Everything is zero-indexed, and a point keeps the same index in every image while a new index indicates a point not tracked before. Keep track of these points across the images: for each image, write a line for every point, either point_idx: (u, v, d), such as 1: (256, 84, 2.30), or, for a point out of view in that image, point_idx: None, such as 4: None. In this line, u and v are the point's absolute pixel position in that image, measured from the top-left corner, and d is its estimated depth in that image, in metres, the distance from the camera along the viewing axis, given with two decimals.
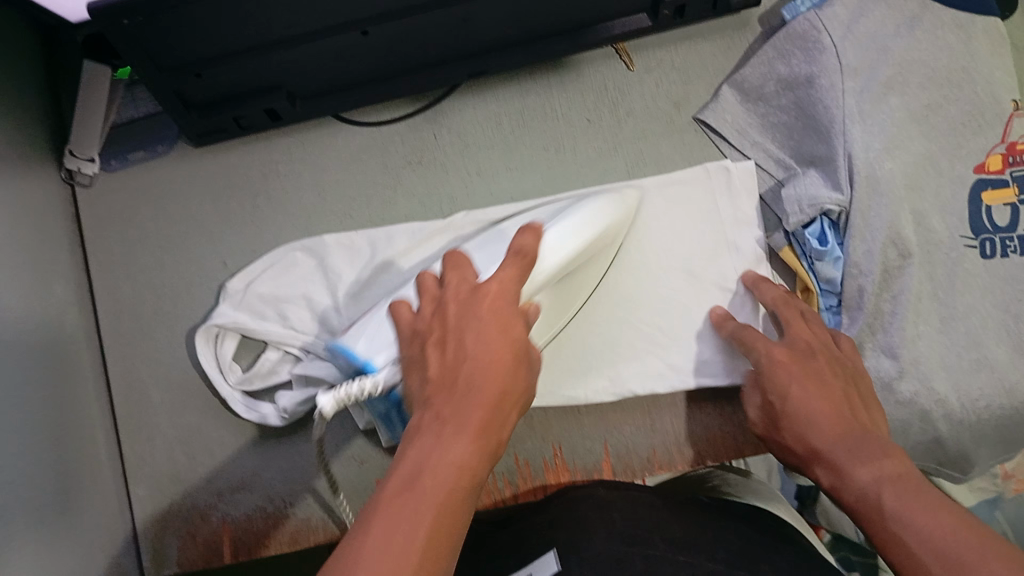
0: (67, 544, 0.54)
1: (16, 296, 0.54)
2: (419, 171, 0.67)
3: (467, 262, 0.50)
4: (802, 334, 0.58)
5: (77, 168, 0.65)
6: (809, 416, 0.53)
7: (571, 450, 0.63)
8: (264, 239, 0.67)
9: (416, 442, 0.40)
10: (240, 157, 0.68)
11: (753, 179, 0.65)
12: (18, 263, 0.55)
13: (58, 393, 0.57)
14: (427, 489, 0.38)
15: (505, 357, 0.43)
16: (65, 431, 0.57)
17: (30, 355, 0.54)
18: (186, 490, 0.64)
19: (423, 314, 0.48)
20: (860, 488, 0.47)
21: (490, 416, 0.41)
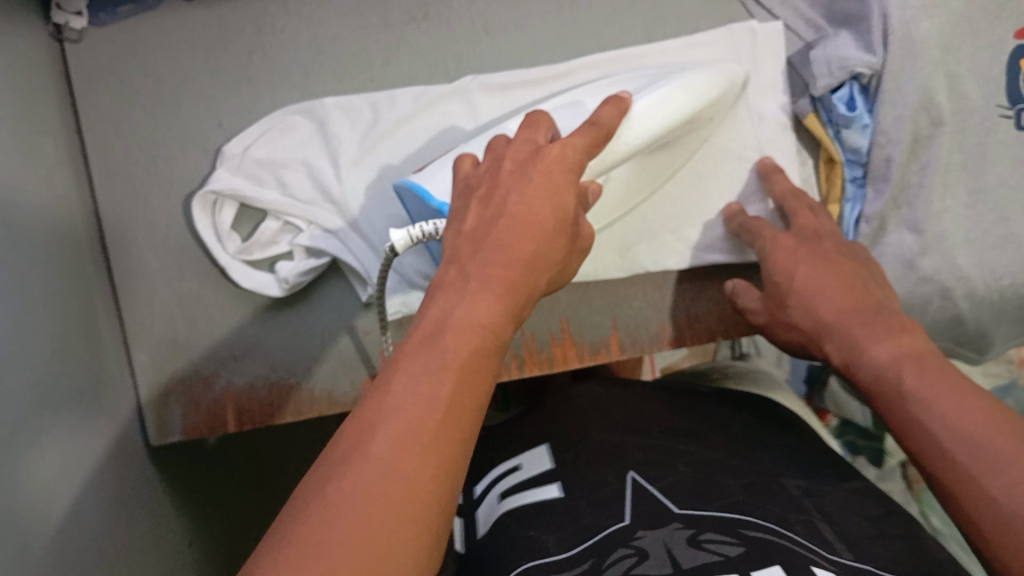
0: (70, 418, 0.53)
1: (4, 166, 0.51)
2: (425, 28, 0.63)
3: (543, 122, 0.48)
4: (807, 224, 0.57)
5: (65, 22, 0.61)
6: (818, 291, 0.53)
7: (579, 323, 0.62)
8: (259, 100, 0.63)
9: (441, 298, 0.41)
10: (235, 11, 0.63)
11: (780, 40, 0.60)
12: (4, 127, 0.52)
13: (55, 264, 0.56)
14: (449, 342, 0.38)
15: (542, 219, 0.44)
16: (63, 303, 0.55)
17: (22, 224, 0.52)
18: (187, 356, 0.63)
19: (481, 170, 0.48)
20: (879, 365, 0.47)
21: (514, 285, 0.42)
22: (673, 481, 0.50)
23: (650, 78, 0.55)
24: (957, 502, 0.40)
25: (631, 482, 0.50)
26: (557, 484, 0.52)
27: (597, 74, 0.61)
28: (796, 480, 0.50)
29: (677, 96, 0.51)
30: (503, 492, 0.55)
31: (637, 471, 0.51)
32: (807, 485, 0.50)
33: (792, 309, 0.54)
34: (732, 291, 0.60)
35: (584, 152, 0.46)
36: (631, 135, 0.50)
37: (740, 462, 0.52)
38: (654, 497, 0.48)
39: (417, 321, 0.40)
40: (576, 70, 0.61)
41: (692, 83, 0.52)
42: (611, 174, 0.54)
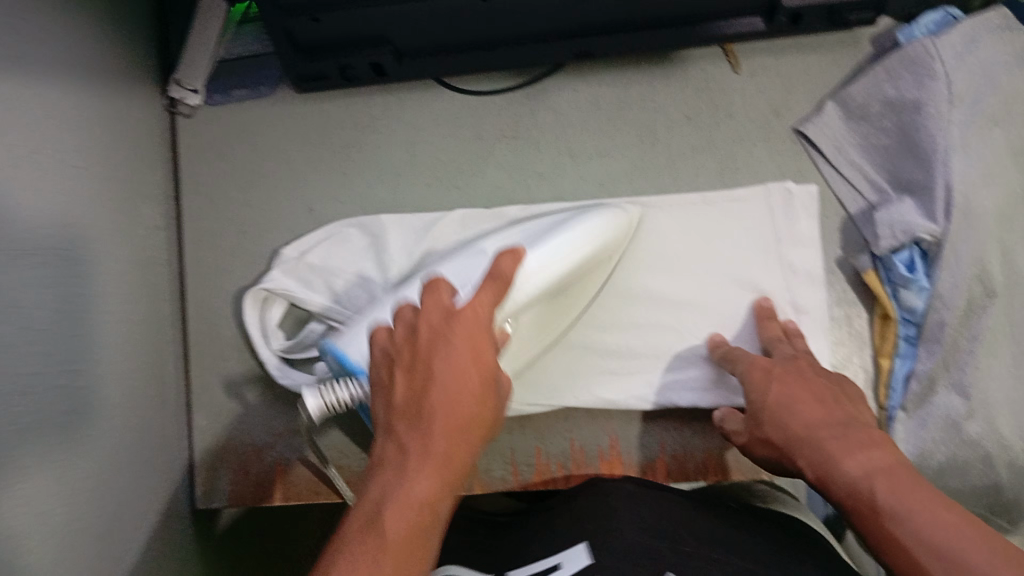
0: (130, 466, 0.55)
1: (100, 219, 0.55)
2: (512, 144, 0.66)
3: (445, 287, 0.47)
4: (785, 349, 0.57)
5: (180, 97, 0.67)
6: (792, 407, 0.52)
7: (627, 442, 0.63)
8: (350, 190, 0.67)
9: (380, 477, 0.42)
10: (338, 108, 0.68)
11: (813, 203, 0.63)
12: (107, 186, 0.57)
13: (137, 314, 0.59)
14: (388, 528, 0.40)
15: (470, 388, 0.43)
16: (138, 353, 0.59)
17: (113, 280, 0.56)
18: (244, 426, 0.66)
19: (396, 338, 0.46)
20: (851, 479, 0.45)
21: (456, 467, 0.42)
22: None
23: (541, 229, 0.58)
24: None
25: None
26: None
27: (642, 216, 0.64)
28: None
29: (568, 250, 0.55)
30: None
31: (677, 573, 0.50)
32: None
33: (766, 426, 0.52)
34: (721, 416, 0.58)
35: (490, 305, 0.47)
36: (529, 285, 0.53)
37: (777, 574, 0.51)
38: None
39: (356, 506, 0.42)
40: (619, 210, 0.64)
41: (590, 230, 0.56)
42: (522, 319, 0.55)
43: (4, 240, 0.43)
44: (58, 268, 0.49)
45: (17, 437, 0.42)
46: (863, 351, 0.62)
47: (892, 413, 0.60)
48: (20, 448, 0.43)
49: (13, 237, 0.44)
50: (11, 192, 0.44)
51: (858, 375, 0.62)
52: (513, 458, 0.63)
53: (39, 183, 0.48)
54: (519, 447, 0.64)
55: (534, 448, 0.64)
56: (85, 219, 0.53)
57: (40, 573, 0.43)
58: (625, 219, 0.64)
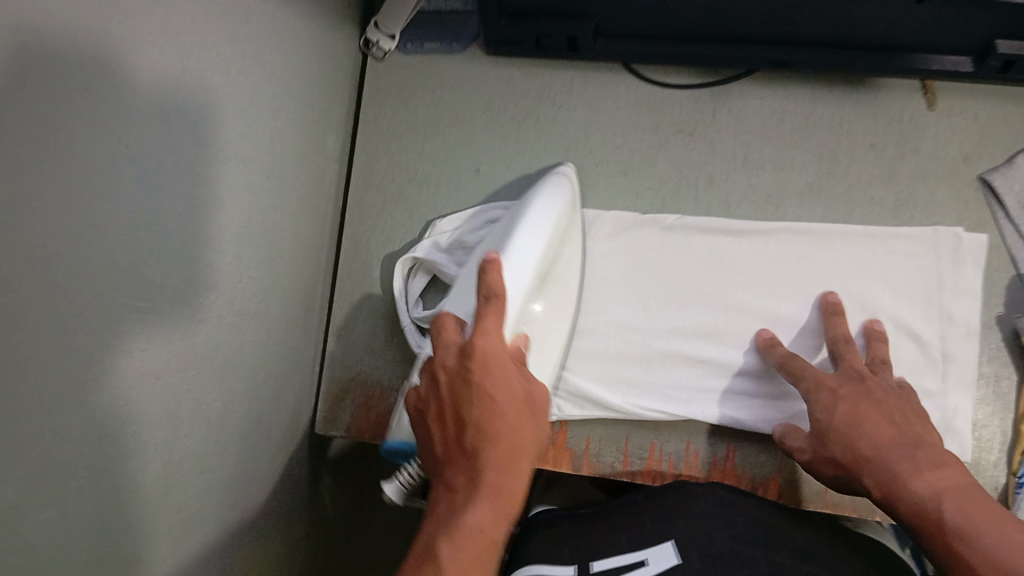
0: (254, 371, 0.58)
1: (274, 138, 0.58)
2: (686, 141, 0.67)
3: (451, 326, 0.50)
4: (856, 366, 0.56)
5: (376, 40, 0.69)
6: (860, 428, 0.51)
7: (746, 455, 0.61)
8: (518, 156, 0.68)
9: (437, 514, 0.43)
10: (523, 76, 0.70)
11: (983, 253, 0.61)
12: (286, 105, 0.59)
13: (288, 233, 0.62)
14: (450, 543, 0.41)
15: (510, 410, 0.45)
16: (282, 269, 0.61)
17: (274, 195, 0.59)
18: (373, 362, 0.67)
19: (423, 394, 0.49)
20: (920, 499, 0.45)
21: (511, 490, 0.44)
22: None
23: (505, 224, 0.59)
24: None
25: None
26: None
27: (801, 241, 0.63)
28: None
29: (532, 241, 0.54)
30: None
31: None
32: None
33: (832, 445, 0.51)
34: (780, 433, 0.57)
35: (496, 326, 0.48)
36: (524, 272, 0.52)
37: None
38: None
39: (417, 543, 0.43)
40: (777, 233, 0.63)
41: (546, 221, 0.56)
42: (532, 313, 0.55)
43: (185, 129, 0.46)
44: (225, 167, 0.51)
45: (160, 313, 0.45)
46: (1007, 416, 0.59)
47: (1022, 481, 0.56)
48: (165, 332, 0.46)
49: (194, 136, 0.47)
50: (198, 93, 0.47)
51: (994, 438, 0.59)
52: (625, 448, 0.62)
53: (229, 90, 0.50)
54: (634, 438, 0.62)
55: (649, 442, 0.62)
56: (258, 134, 0.55)
57: (159, 443, 0.46)
58: (785, 240, 0.63)
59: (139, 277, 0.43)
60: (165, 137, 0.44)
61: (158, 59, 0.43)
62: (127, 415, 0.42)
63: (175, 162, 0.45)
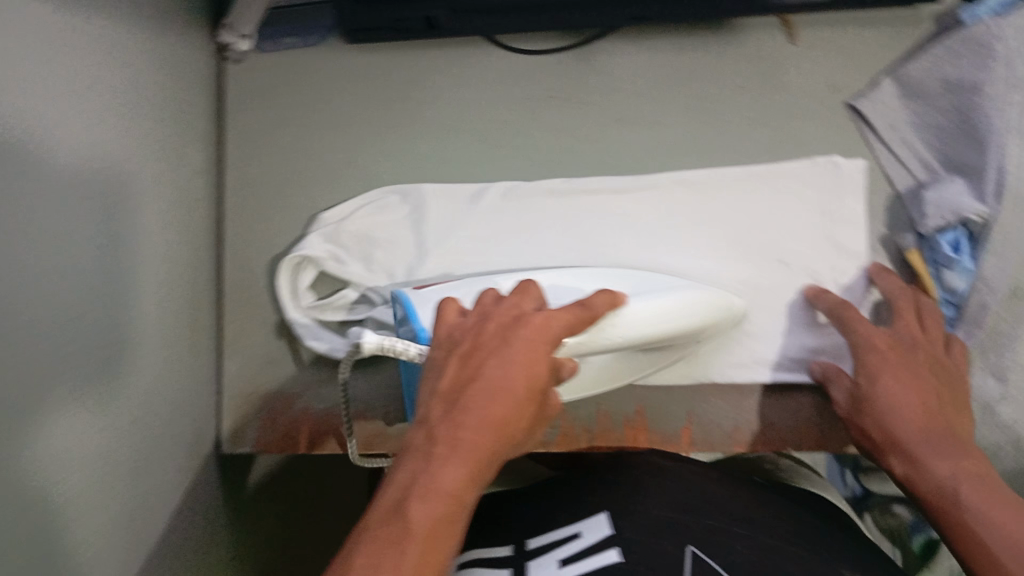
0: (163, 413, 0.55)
1: (151, 162, 0.55)
2: (560, 106, 0.66)
3: (534, 294, 0.49)
4: (909, 330, 0.57)
5: (231, 43, 0.67)
6: (893, 402, 0.53)
7: (655, 412, 0.64)
8: (395, 143, 0.67)
9: (411, 462, 0.41)
10: (386, 61, 0.68)
11: (863, 177, 0.62)
12: (157, 133, 0.56)
13: (176, 260, 0.59)
14: (418, 506, 0.39)
15: (515, 393, 0.43)
16: (175, 300, 0.58)
17: (157, 225, 0.56)
18: (278, 373, 0.66)
19: (465, 325, 0.47)
20: (939, 480, 0.49)
21: (485, 459, 0.41)
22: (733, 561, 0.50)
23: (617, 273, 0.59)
24: None
25: (689, 555, 0.50)
26: (616, 550, 0.50)
27: (682, 191, 0.64)
28: None
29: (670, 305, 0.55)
30: (563, 558, 0.51)
31: (697, 547, 0.50)
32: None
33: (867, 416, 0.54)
34: (817, 374, 0.60)
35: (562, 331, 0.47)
36: (628, 331, 0.53)
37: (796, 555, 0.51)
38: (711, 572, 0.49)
39: (387, 484, 0.41)
40: (661, 185, 0.64)
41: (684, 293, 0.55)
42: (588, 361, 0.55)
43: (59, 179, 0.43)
44: (110, 212, 0.48)
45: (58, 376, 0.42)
46: None
47: None
48: (66, 394, 0.43)
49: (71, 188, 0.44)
50: (67, 131, 0.44)
51: None
52: None
53: (97, 120, 0.47)
54: None
55: (560, 411, 0.64)
56: (135, 164, 0.53)
57: (76, 507, 0.44)
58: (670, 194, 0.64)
59: (35, 340, 0.40)
60: (37, 183, 0.41)
61: (20, 97, 0.39)
62: (36, 483, 0.40)
63: (56, 206, 0.42)
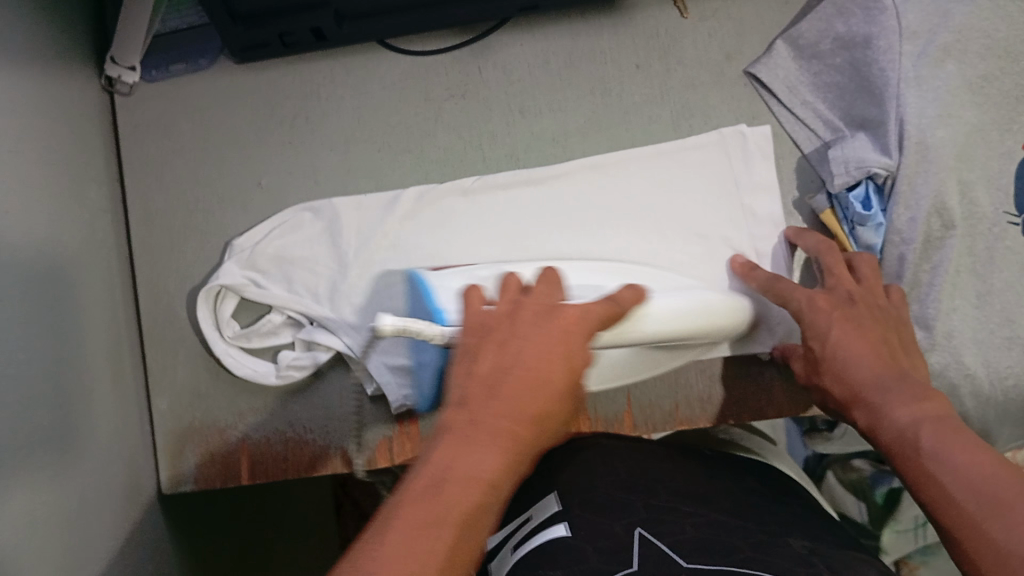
0: (83, 461, 0.53)
1: (47, 206, 0.53)
2: (460, 105, 0.65)
3: (559, 282, 0.47)
4: (847, 287, 0.56)
5: (117, 76, 0.65)
6: (853, 354, 0.52)
7: (593, 398, 0.62)
8: (299, 159, 0.66)
9: (445, 447, 0.39)
10: (279, 78, 0.66)
11: (769, 143, 0.62)
12: (50, 171, 0.55)
13: (85, 300, 0.57)
14: (448, 495, 0.37)
15: (546, 383, 0.42)
16: (88, 341, 0.56)
17: (59, 267, 0.54)
18: (208, 406, 0.64)
19: (494, 311, 0.45)
20: (901, 425, 0.46)
21: (517, 441, 0.40)
22: (683, 536, 0.47)
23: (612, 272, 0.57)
24: (966, 552, 0.39)
25: (637, 536, 0.48)
26: (564, 524, 0.50)
27: (593, 175, 0.63)
28: (802, 540, 0.48)
29: (682, 302, 0.53)
30: (516, 543, 0.51)
31: (643, 526, 0.49)
32: (813, 545, 0.47)
33: (827, 373, 0.53)
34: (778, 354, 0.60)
35: (597, 321, 0.45)
36: (656, 322, 0.51)
37: (747, 524, 0.49)
38: (661, 551, 0.45)
39: (410, 476, 0.38)
40: (572, 171, 0.63)
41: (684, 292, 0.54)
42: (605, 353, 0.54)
43: None
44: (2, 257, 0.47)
45: None
46: None
47: None
48: None
49: None
50: None
51: None
52: None
53: None
54: None
55: None
56: (28, 205, 0.51)
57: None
58: (582, 179, 0.63)
59: None
60: None
61: None
62: None
63: None
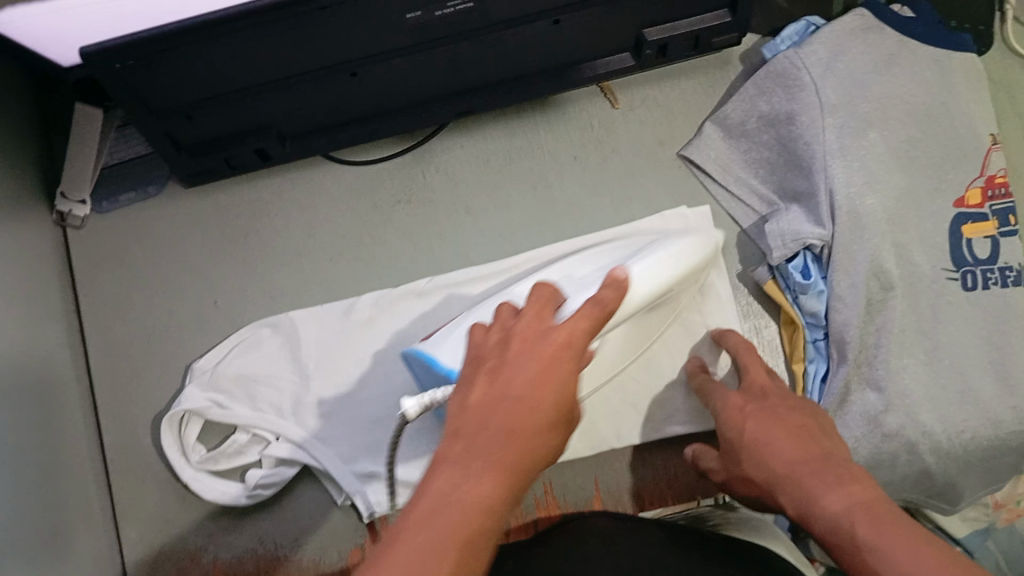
0: None
1: (8, 332, 0.54)
2: (408, 209, 0.67)
3: (548, 296, 0.44)
4: (760, 382, 0.56)
5: (68, 210, 0.66)
6: (768, 442, 0.49)
7: (562, 486, 0.62)
8: (255, 275, 0.67)
9: (441, 475, 0.35)
10: (230, 199, 0.68)
11: (708, 222, 0.64)
12: (6, 302, 0.55)
13: (47, 427, 0.57)
14: (449, 523, 0.33)
15: (546, 405, 0.38)
16: (49, 468, 0.55)
17: (19, 396, 0.54)
18: (177, 530, 0.62)
19: (490, 338, 0.42)
20: (835, 522, 0.41)
21: (508, 478, 0.36)
22: None
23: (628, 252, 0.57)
24: None
25: None
26: None
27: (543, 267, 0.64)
28: None
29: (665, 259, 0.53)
30: None
31: None
32: None
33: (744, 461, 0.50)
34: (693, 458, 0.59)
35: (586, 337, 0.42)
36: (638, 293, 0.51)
37: None
38: None
39: (413, 495, 0.35)
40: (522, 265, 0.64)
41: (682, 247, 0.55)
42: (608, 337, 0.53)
43: None
44: None
45: None
46: (778, 360, 0.63)
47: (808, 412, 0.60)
48: None
49: None
50: None
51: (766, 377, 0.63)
52: None
53: None
54: None
55: None
56: None
57: None
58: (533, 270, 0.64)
59: None
60: None
61: None
62: None
63: None
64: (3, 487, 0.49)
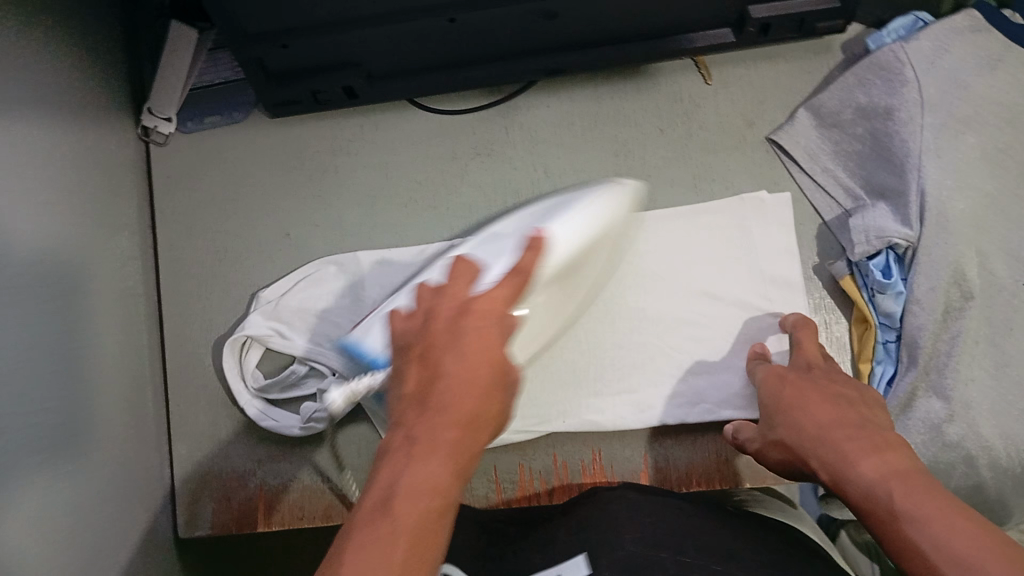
0: (103, 491, 0.52)
1: (87, 237, 0.55)
2: (485, 162, 0.67)
3: (465, 269, 0.43)
4: (807, 355, 0.55)
5: (154, 126, 0.67)
6: (806, 410, 0.49)
7: (610, 454, 0.62)
8: (327, 211, 0.67)
9: (388, 459, 0.35)
10: (311, 133, 0.69)
11: (788, 209, 0.64)
12: (87, 206, 0.56)
13: (113, 333, 0.58)
14: (407, 504, 0.33)
15: (478, 379, 0.37)
16: (112, 373, 0.56)
17: (91, 297, 0.55)
18: (226, 453, 0.63)
19: (413, 321, 0.40)
20: (868, 490, 0.42)
21: (470, 454, 0.36)
22: None
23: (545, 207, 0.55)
24: None
25: None
26: None
27: None
28: None
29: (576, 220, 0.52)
30: None
31: None
32: None
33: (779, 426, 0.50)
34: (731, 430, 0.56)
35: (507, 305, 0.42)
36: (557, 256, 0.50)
37: None
38: None
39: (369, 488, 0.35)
40: None
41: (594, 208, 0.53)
42: (533, 302, 0.49)
43: None
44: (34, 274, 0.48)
45: None
46: (844, 358, 0.61)
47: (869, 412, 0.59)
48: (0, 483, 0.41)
49: None
50: None
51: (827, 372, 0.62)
52: (495, 476, 0.61)
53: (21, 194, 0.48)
54: (502, 463, 0.61)
55: (517, 465, 0.61)
56: (62, 232, 0.52)
57: None
58: None
59: None
60: None
61: None
62: None
63: None
64: (71, 384, 0.50)
